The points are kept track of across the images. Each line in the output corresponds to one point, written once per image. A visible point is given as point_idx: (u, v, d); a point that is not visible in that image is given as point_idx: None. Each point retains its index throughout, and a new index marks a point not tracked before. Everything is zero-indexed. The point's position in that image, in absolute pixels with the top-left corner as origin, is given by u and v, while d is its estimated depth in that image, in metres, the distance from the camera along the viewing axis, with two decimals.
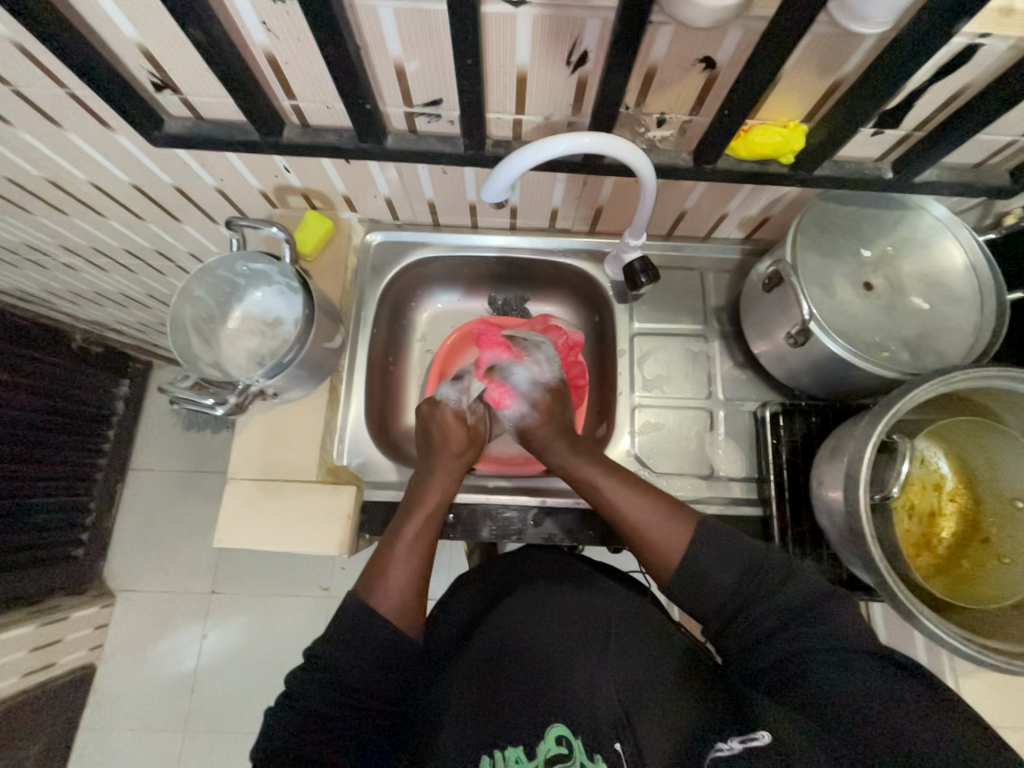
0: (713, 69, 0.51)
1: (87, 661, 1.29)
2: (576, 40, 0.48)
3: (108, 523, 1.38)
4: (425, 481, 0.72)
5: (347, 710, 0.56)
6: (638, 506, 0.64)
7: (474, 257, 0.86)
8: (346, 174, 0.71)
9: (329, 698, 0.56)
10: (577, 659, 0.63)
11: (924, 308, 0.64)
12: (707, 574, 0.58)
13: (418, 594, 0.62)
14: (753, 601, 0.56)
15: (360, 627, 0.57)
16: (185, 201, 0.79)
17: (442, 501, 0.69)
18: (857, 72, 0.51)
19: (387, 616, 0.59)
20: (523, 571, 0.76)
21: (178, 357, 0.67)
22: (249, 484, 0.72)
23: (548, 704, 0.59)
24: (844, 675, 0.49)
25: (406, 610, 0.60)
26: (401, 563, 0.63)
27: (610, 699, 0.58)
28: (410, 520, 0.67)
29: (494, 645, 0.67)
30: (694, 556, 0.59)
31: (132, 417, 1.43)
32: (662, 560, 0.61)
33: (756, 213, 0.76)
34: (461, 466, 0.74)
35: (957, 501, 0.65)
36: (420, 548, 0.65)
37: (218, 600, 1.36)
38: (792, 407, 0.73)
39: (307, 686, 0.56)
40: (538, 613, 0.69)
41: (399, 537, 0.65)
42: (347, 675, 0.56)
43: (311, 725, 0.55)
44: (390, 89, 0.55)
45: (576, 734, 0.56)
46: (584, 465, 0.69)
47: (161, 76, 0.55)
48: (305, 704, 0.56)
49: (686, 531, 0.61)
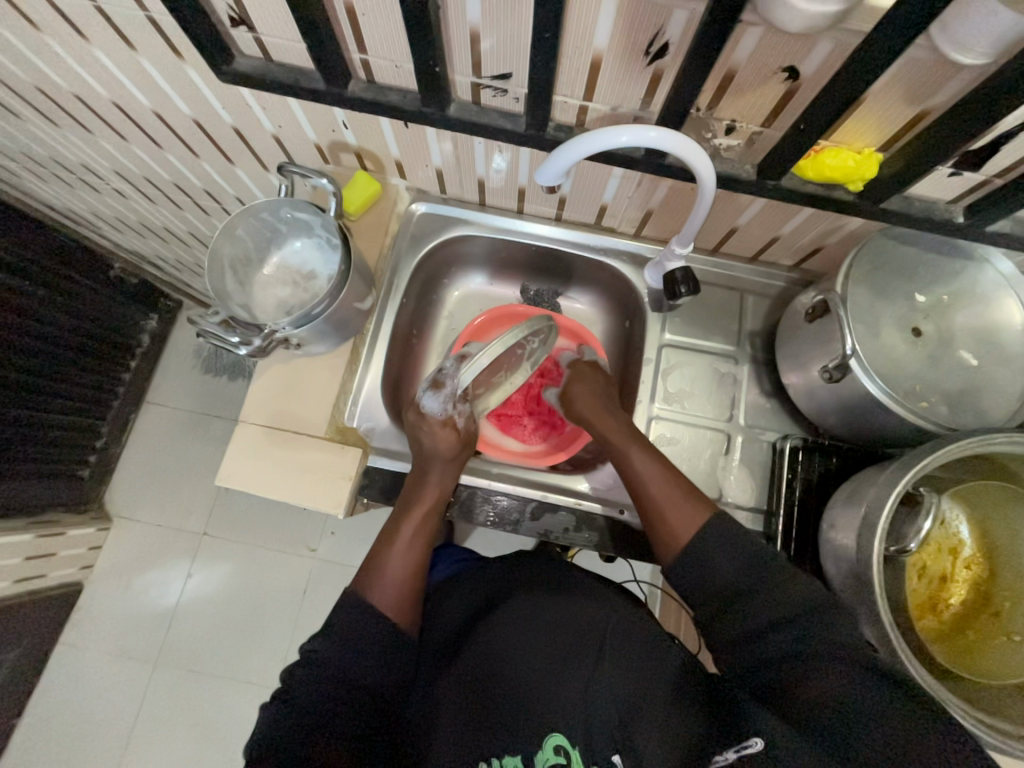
0: (796, 79, 0.49)
1: (77, 578, 1.32)
2: (659, 29, 0.47)
3: (117, 449, 1.41)
4: (419, 480, 0.71)
5: (341, 706, 0.55)
6: (664, 483, 0.65)
7: (513, 243, 0.86)
8: (402, 139, 0.71)
9: (327, 692, 0.55)
10: (572, 668, 0.62)
11: (971, 363, 0.61)
12: (710, 560, 0.58)
13: (413, 587, 0.65)
14: (758, 607, 0.55)
15: (362, 626, 0.58)
16: (240, 142, 0.79)
17: (435, 503, 0.70)
18: (948, 105, 0.48)
19: (387, 614, 0.61)
20: (518, 579, 0.75)
21: (210, 292, 0.67)
22: (259, 431, 0.73)
23: (541, 713, 0.59)
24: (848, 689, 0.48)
25: (402, 603, 0.63)
26: (398, 564, 0.65)
27: (608, 712, 0.57)
28: (407, 522, 0.68)
29: (486, 651, 0.65)
30: (705, 538, 0.59)
31: (155, 351, 1.45)
32: (676, 534, 0.61)
33: (809, 241, 0.74)
34: (456, 466, 0.73)
35: (971, 571, 0.62)
36: (417, 546, 0.67)
37: (208, 541, 1.38)
38: (813, 445, 0.71)
39: (307, 680, 0.56)
40: (531, 621, 0.67)
41: (395, 540, 0.67)
42: (350, 670, 0.57)
43: (302, 724, 0.53)
44: (460, 55, 0.55)
45: (574, 744, 0.57)
46: (618, 434, 0.70)
47: (239, 11, 0.55)
48: (299, 700, 0.54)
49: (703, 511, 0.62)
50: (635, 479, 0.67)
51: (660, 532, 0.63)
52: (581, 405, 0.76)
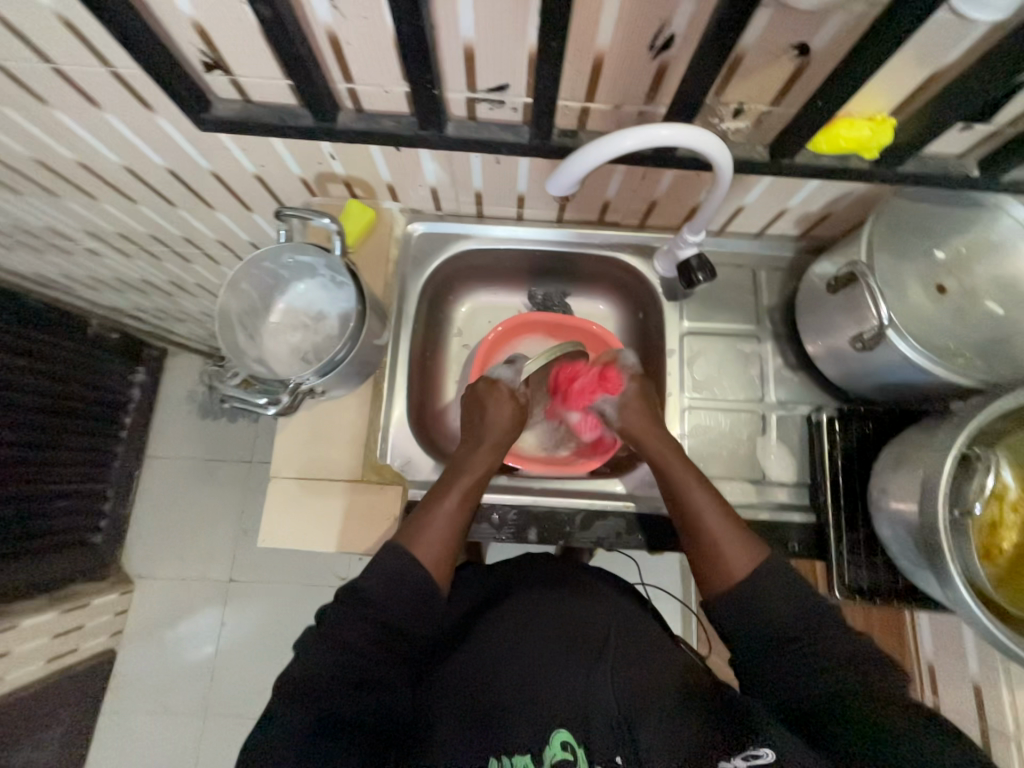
0: (806, 56, 0.48)
1: (108, 646, 1.29)
2: (665, 23, 0.45)
3: (126, 511, 1.37)
4: (472, 448, 0.71)
5: (378, 645, 0.54)
6: (721, 523, 0.61)
7: (516, 251, 0.84)
8: (393, 162, 0.68)
9: (367, 632, 0.54)
10: (575, 663, 0.61)
11: (999, 313, 0.61)
12: (767, 605, 0.55)
13: (454, 551, 0.63)
14: (776, 610, 0.55)
15: (403, 577, 0.57)
16: (220, 187, 0.75)
17: (485, 475, 0.68)
18: (963, 62, 0.47)
19: (425, 567, 0.59)
20: (523, 573, 0.74)
21: (224, 353, 0.65)
22: (292, 483, 0.71)
23: (544, 709, 0.58)
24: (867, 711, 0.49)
25: (442, 564, 0.61)
26: (440, 526, 0.63)
27: (609, 702, 0.57)
28: (456, 483, 0.67)
29: (495, 648, 0.64)
30: (765, 584, 0.57)
31: (148, 405, 1.40)
32: (730, 576, 0.58)
33: (817, 210, 0.73)
34: (505, 441, 0.73)
35: (1019, 514, 0.62)
36: (463, 515, 0.65)
37: (237, 587, 1.35)
38: (849, 413, 0.71)
39: (347, 618, 0.55)
40: (542, 613, 0.67)
41: (444, 498, 0.65)
42: (389, 615, 0.56)
43: (343, 663, 0.53)
44: (454, 72, 0.52)
45: (580, 741, 0.55)
46: (675, 467, 0.66)
47: (212, 56, 0.52)
48: (334, 632, 0.54)
49: (758, 556, 0.59)
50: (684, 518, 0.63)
51: (709, 574, 0.60)
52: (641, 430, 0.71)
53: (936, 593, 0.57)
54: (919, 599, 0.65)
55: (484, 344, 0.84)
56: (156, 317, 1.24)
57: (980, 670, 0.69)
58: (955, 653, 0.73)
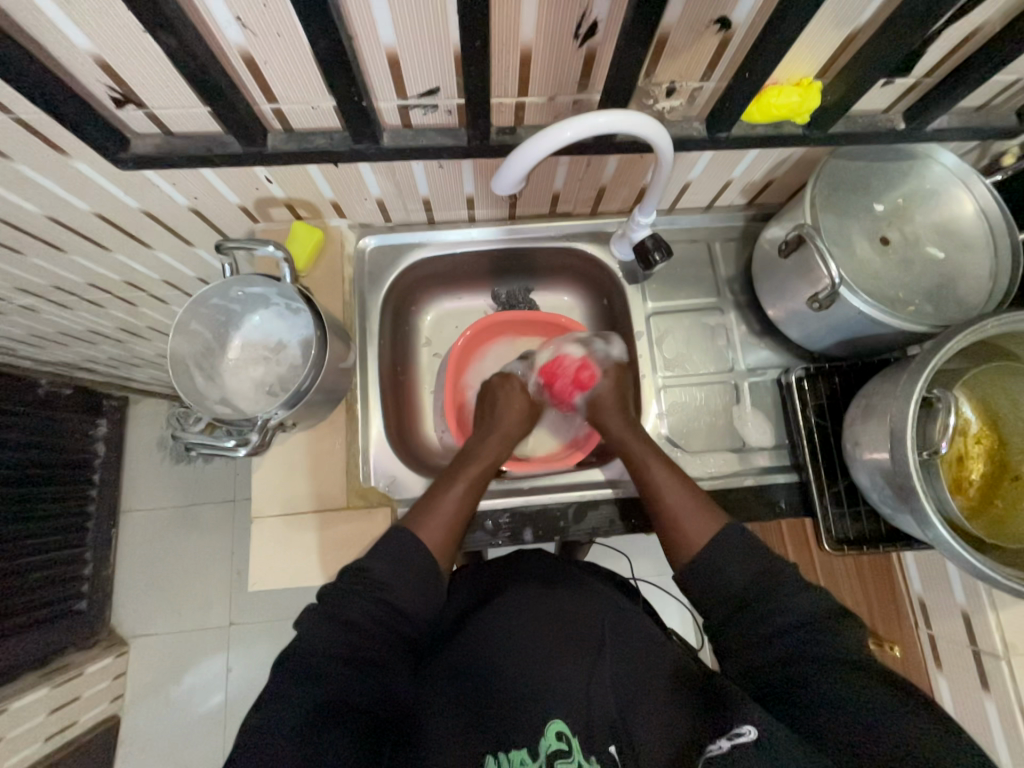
0: (729, 29, 0.48)
1: (110, 712, 1.23)
2: (586, 10, 0.45)
3: (109, 570, 1.31)
4: (481, 442, 0.74)
5: (378, 627, 0.54)
6: (690, 501, 0.63)
7: (473, 253, 0.83)
8: (334, 179, 0.66)
9: (371, 612, 0.54)
10: (573, 657, 0.60)
11: (941, 257, 0.64)
12: (722, 567, 0.56)
13: (459, 535, 0.64)
14: (764, 564, 0.57)
15: (413, 553, 0.59)
16: (157, 226, 0.72)
17: (491, 463, 0.71)
18: (877, 19, 0.49)
19: (429, 547, 0.60)
20: (513, 572, 0.74)
21: (185, 400, 0.63)
22: (276, 521, 0.69)
23: (542, 701, 0.57)
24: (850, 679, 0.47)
25: (445, 547, 0.62)
26: (446, 508, 0.65)
27: (608, 704, 0.56)
28: (464, 472, 0.69)
29: (491, 642, 0.63)
30: (717, 549, 0.57)
31: (115, 458, 1.34)
32: (688, 545, 0.60)
33: (760, 178, 0.75)
34: (512, 439, 0.76)
35: (983, 443, 0.65)
36: (468, 498, 0.67)
37: (238, 630, 1.31)
38: (816, 371, 0.73)
39: (355, 592, 0.55)
40: (538, 606, 0.66)
41: (452, 483, 0.68)
42: (394, 594, 0.56)
43: (342, 642, 0.52)
44: (381, 81, 0.51)
45: (575, 731, 0.54)
46: (642, 451, 0.69)
47: (122, 90, 0.49)
48: (336, 611, 0.54)
49: (714, 527, 0.60)
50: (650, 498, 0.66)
51: (673, 545, 0.62)
52: (608, 417, 0.74)
53: (916, 533, 0.59)
54: (903, 540, 0.68)
55: (455, 349, 0.83)
56: (110, 366, 1.18)
57: (966, 600, 0.73)
58: (944, 586, 0.76)
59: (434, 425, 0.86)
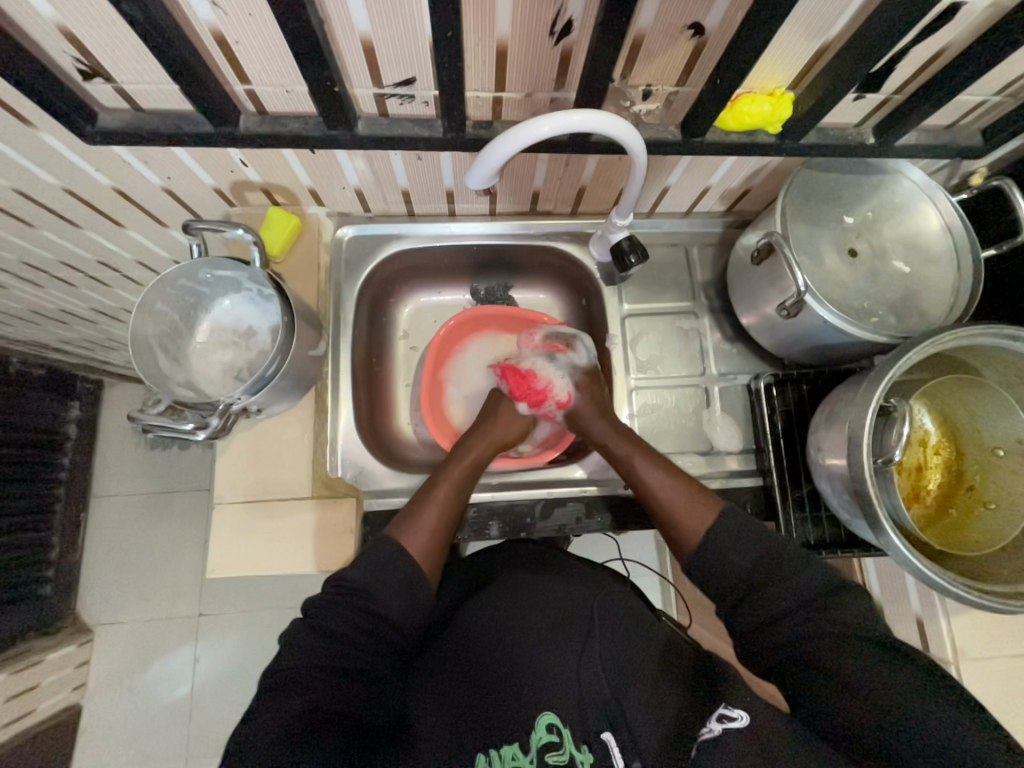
0: (702, 35, 0.49)
1: (71, 701, 1.20)
2: (561, 8, 0.45)
3: (75, 556, 1.28)
4: (465, 442, 0.73)
5: (363, 632, 0.55)
6: (673, 489, 0.65)
7: (453, 247, 0.82)
8: (311, 165, 0.66)
9: (354, 620, 0.55)
10: (562, 646, 0.60)
11: (906, 271, 0.65)
12: (722, 560, 0.58)
13: (444, 539, 0.64)
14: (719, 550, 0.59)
15: (394, 561, 0.59)
16: (131, 206, 0.71)
17: (473, 469, 0.70)
18: (845, 33, 0.50)
19: (416, 558, 0.61)
20: (506, 562, 0.74)
21: (145, 381, 0.62)
22: (239, 508, 0.69)
23: (532, 691, 0.56)
24: (874, 668, 0.47)
25: (431, 552, 0.62)
26: (430, 516, 0.64)
27: (599, 685, 0.55)
28: (446, 476, 0.69)
29: (475, 640, 0.63)
30: (716, 539, 0.59)
31: (87, 442, 1.31)
32: (689, 538, 0.62)
33: (737, 185, 0.76)
34: (499, 436, 0.75)
35: (941, 454, 0.66)
36: (453, 504, 0.67)
37: (207, 620, 1.29)
38: (784, 377, 0.75)
39: (336, 602, 0.56)
40: (528, 600, 0.67)
41: (435, 489, 0.67)
42: (376, 598, 0.57)
43: (328, 652, 0.53)
44: (357, 68, 0.50)
45: (565, 722, 0.53)
46: (623, 448, 0.70)
47: (89, 62, 0.48)
48: (321, 622, 0.55)
49: (711, 516, 0.62)
50: (641, 490, 0.67)
51: (676, 540, 0.64)
52: (588, 422, 0.74)
53: (871, 538, 0.61)
54: (861, 546, 0.69)
55: (432, 342, 0.83)
56: (84, 348, 1.15)
57: (921, 607, 0.74)
58: (901, 594, 0.78)
59: (408, 418, 0.86)
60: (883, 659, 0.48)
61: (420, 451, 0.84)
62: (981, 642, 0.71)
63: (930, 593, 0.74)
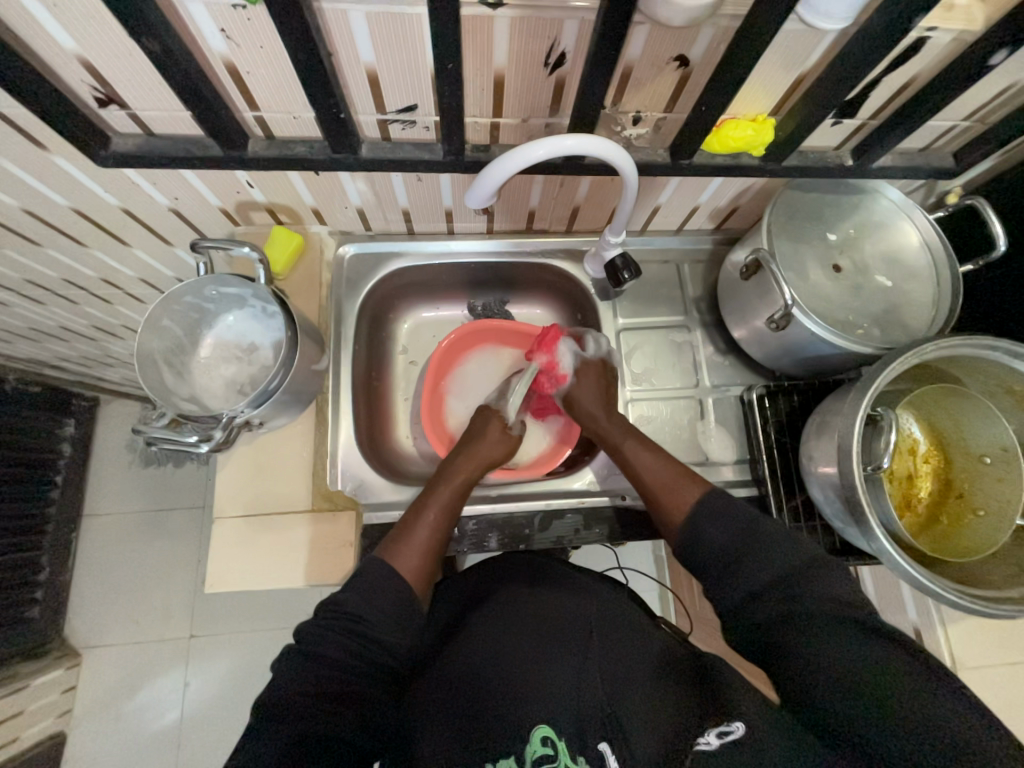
0: (687, 66, 0.52)
1: (56, 729, 1.16)
2: (554, 41, 0.48)
3: (65, 576, 1.26)
4: (452, 462, 0.74)
5: (356, 656, 0.54)
6: (664, 467, 0.68)
7: (452, 264, 0.85)
8: (315, 186, 0.68)
9: (345, 644, 0.54)
10: (559, 656, 0.60)
11: (888, 285, 0.68)
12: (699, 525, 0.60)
13: (433, 561, 0.64)
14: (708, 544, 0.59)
15: (382, 584, 0.59)
16: (137, 226, 0.72)
17: (461, 489, 0.71)
18: (822, 63, 0.53)
19: (405, 579, 0.60)
20: (502, 575, 0.75)
21: (150, 394, 0.63)
22: (239, 522, 0.69)
23: (527, 702, 0.56)
24: (875, 658, 0.46)
25: (421, 573, 0.62)
26: (420, 537, 0.65)
27: (595, 696, 0.55)
28: (435, 496, 0.69)
29: (472, 656, 0.63)
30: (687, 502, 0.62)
31: (80, 461, 1.30)
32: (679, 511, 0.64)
33: (725, 204, 0.79)
34: (485, 455, 0.75)
35: (931, 463, 0.68)
36: (441, 525, 0.67)
37: (199, 642, 1.27)
38: (775, 389, 0.76)
39: (331, 629, 0.55)
40: (524, 610, 0.67)
41: (425, 511, 0.67)
42: (371, 621, 0.56)
43: (317, 675, 0.52)
44: (362, 96, 0.53)
45: (560, 734, 0.53)
46: (616, 425, 0.74)
47: (106, 90, 0.51)
48: (313, 647, 0.54)
49: (699, 493, 0.64)
50: (632, 468, 0.70)
51: (663, 515, 0.66)
52: (584, 394, 0.78)
53: (863, 544, 0.61)
54: (856, 554, 0.70)
55: (433, 355, 0.85)
56: (81, 365, 1.14)
57: (918, 617, 0.75)
58: (898, 605, 0.78)
59: (407, 431, 0.87)
60: (886, 651, 0.46)
61: (419, 464, 0.85)
62: (980, 654, 0.71)
63: (926, 601, 0.75)
